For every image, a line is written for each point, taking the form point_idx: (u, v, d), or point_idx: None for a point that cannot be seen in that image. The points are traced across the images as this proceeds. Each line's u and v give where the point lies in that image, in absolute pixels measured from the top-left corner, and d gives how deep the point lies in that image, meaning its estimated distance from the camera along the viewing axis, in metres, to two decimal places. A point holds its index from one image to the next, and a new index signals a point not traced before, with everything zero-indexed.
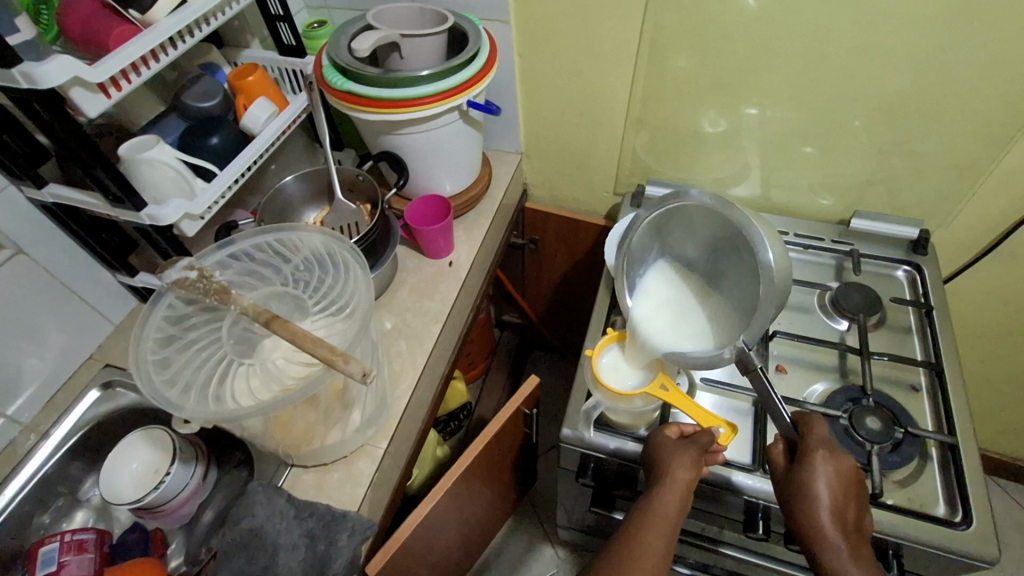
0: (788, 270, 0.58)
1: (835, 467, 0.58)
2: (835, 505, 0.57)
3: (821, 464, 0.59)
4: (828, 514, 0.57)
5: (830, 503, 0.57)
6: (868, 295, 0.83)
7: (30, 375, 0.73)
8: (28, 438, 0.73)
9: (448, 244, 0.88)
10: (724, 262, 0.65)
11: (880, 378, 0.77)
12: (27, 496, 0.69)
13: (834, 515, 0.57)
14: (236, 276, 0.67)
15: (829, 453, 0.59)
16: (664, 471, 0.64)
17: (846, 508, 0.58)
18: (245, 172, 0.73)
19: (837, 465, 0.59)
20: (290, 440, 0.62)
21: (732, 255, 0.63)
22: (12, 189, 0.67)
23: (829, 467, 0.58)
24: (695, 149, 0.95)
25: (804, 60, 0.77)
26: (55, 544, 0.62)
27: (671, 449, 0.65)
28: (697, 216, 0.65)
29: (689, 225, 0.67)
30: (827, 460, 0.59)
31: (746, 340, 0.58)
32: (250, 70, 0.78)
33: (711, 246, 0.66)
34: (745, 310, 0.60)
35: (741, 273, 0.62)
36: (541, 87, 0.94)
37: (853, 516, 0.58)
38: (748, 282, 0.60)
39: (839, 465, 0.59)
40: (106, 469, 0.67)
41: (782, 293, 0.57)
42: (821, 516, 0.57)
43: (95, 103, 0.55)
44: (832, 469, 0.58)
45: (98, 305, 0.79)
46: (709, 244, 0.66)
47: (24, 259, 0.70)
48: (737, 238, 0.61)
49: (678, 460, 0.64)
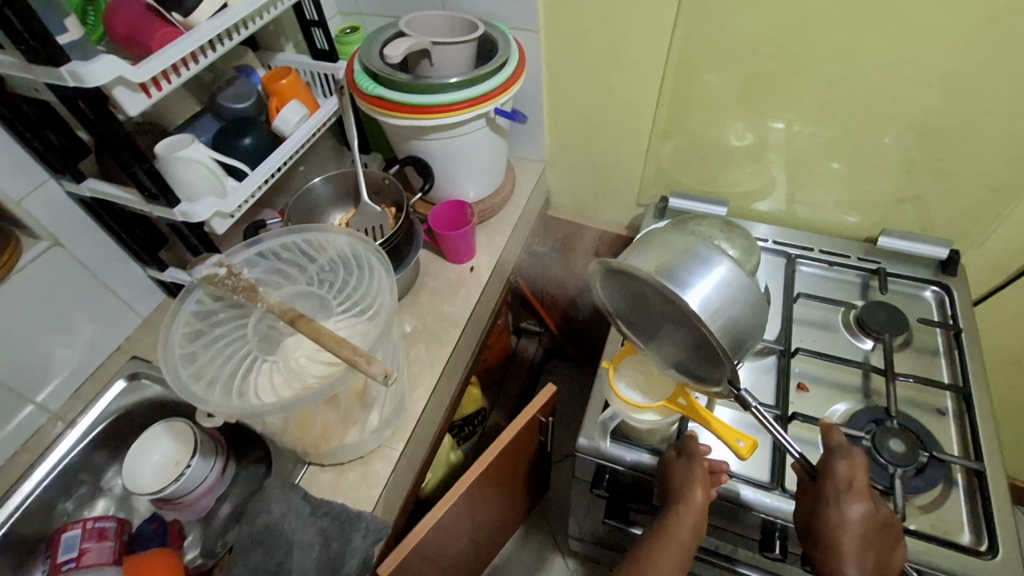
0: (737, 302, 0.57)
1: (854, 511, 0.57)
2: (855, 551, 0.56)
3: (837, 509, 0.58)
4: (848, 562, 0.56)
5: (850, 548, 0.57)
6: (896, 315, 0.81)
7: (60, 364, 0.75)
8: (55, 426, 0.74)
9: (470, 249, 0.88)
10: (662, 313, 0.62)
11: (905, 401, 0.75)
12: (52, 483, 0.71)
13: (853, 560, 0.56)
14: (264, 273, 0.68)
15: (846, 497, 0.58)
16: (676, 493, 0.63)
17: (867, 552, 0.57)
18: (275, 173, 0.74)
19: (856, 509, 0.57)
20: (309, 439, 0.63)
21: (668, 308, 0.60)
22: (51, 182, 0.69)
23: (846, 512, 0.57)
24: (721, 163, 0.95)
25: (834, 76, 0.77)
26: (77, 530, 0.65)
27: (683, 472, 0.64)
28: (627, 278, 0.62)
29: (622, 281, 0.63)
30: (844, 503, 0.58)
31: (732, 382, 0.60)
32: (283, 74, 0.79)
33: (646, 300, 0.62)
34: (707, 351, 0.61)
35: (685, 321, 0.60)
36: (567, 98, 0.95)
37: (874, 559, 0.57)
38: (693, 331, 0.60)
39: (859, 507, 0.57)
40: (129, 459, 0.68)
41: (734, 331, 0.58)
42: (843, 564, 0.57)
43: (136, 102, 0.57)
44: (851, 514, 0.57)
45: (129, 298, 0.81)
46: (644, 300, 0.63)
47: (57, 252, 0.71)
48: (665, 298, 0.59)
49: (686, 481, 0.63)
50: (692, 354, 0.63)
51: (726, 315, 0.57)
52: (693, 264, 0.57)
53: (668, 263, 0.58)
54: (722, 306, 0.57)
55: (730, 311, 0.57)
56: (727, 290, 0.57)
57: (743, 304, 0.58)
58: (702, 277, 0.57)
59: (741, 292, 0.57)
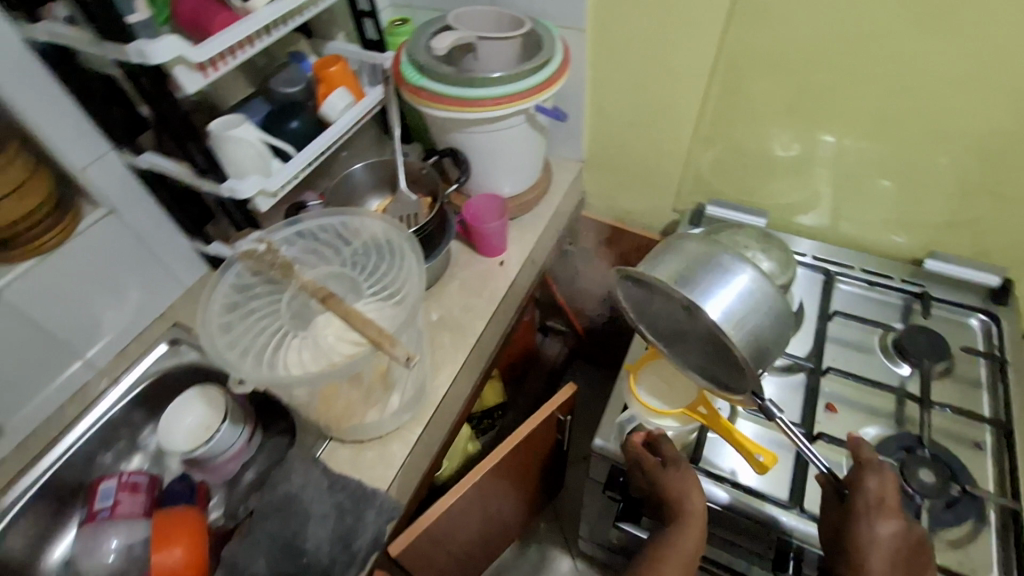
0: (760, 310, 0.56)
1: (884, 528, 0.56)
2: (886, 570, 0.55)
3: (868, 525, 0.56)
4: None
5: (879, 567, 0.55)
6: (937, 341, 0.78)
7: (109, 325, 0.79)
8: (100, 382, 0.79)
9: (501, 243, 0.89)
10: (683, 322, 0.63)
11: (940, 431, 0.72)
12: (94, 436, 0.76)
13: None
14: (300, 251, 0.70)
15: (877, 515, 0.56)
16: (677, 501, 0.64)
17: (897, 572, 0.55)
18: (318, 157, 0.77)
19: (887, 526, 0.56)
20: (331, 415, 0.66)
21: (689, 317, 0.61)
22: (113, 154, 0.73)
23: (876, 529, 0.56)
24: (764, 172, 0.93)
25: (889, 89, 0.75)
26: (113, 481, 0.71)
27: (677, 482, 0.64)
28: (646, 286, 0.63)
29: (642, 289, 0.64)
30: (875, 520, 0.56)
31: (758, 393, 0.59)
32: (333, 61, 0.81)
33: (666, 308, 0.63)
34: (732, 360, 0.60)
35: (707, 331, 0.60)
36: (609, 100, 0.94)
37: None
38: (717, 339, 0.60)
39: (889, 525, 0.56)
40: (165, 420, 0.72)
41: (759, 340, 0.57)
42: None
43: (194, 81, 0.60)
44: (881, 530, 0.56)
45: (176, 268, 0.86)
46: (665, 308, 0.63)
47: (111, 220, 0.76)
48: (686, 308, 0.59)
49: (685, 486, 0.64)
50: (715, 361, 0.63)
51: (749, 325, 0.56)
52: (712, 272, 0.57)
53: (687, 274, 0.58)
54: (745, 314, 0.56)
55: (753, 320, 0.56)
56: (750, 297, 0.56)
57: (767, 312, 0.57)
58: (721, 285, 0.57)
59: (762, 301, 0.57)
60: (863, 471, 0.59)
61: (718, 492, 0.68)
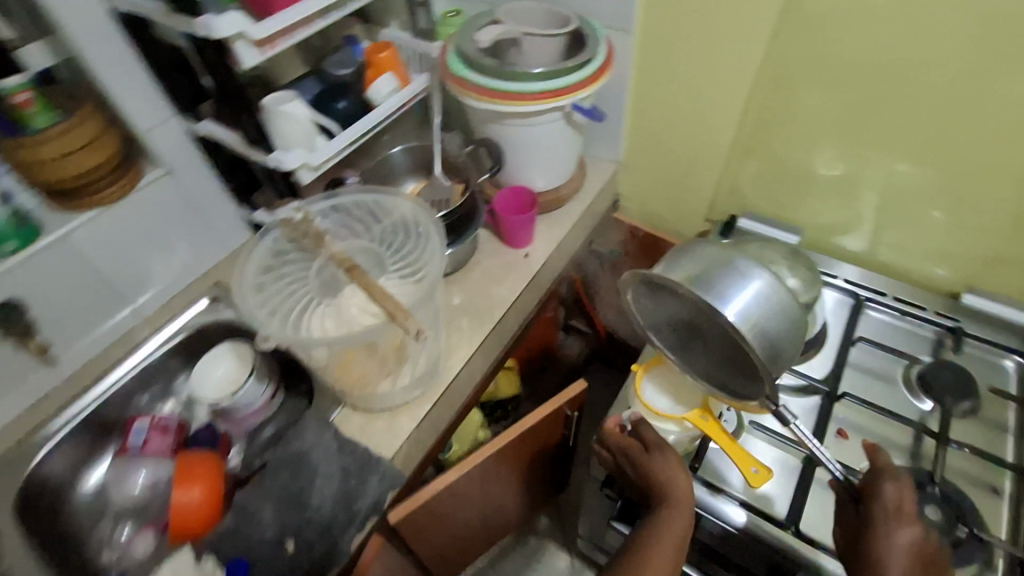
0: (776, 314, 0.57)
1: (902, 536, 0.56)
2: None
3: (886, 532, 0.56)
4: None
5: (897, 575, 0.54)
6: (965, 378, 0.75)
7: (157, 277, 0.85)
8: (144, 329, 0.85)
9: (528, 236, 0.91)
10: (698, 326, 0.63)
11: (956, 471, 0.70)
12: (134, 378, 0.82)
13: None
14: (334, 224, 0.74)
15: (894, 522, 0.56)
16: (659, 483, 0.65)
17: None
18: (360, 137, 0.80)
19: (905, 533, 0.56)
20: (347, 381, 0.69)
21: (705, 321, 0.61)
22: (175, 120, 0.78)
23: (894, 535, 0.55)
24: (803, 189, 0.92)
25: (941, 112, 0.73)
26: (145, 421, 0.78)
27: (660, 466, 0.65)
28: (662, 289, 0.63)
29: (657, 291, 0.64)
30: (893, 527, 0.56)
31: (773, 398, 0.59)
32: (384, 46, 0.84)
33: (681, 310, 0.63)
34: (749, 363, 0.61)
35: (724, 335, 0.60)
36: (651, 104, 0.94)
37: None
38: (733, 343, 0.60)
39: (907, 532, 0.56)
40: (198, 369, 0.78)
41: (776, 344, 0.58)
42: None
43: (252, 56, 0.64)
44: (898, 537, 0.55)
45: (222, 230, 0.91)
46: (680, 311, 0.64)
47: (167, 181, 0.81)
48: (703, 311, 0.60)
49: (665, 467, 0.65)
50: (728, 365, 0.64)
51: (767, 329, 0.57)
52: (729, 276, 0.58)
53: (705, 276, 0.58)
54: (762, 318, 0.57)
55: (770, 324, 0.57)
56: (767, 301, 0.57)
57: (783, 315, 0.57)
58: (738, 289, 0.57)
59: (778, 307, 0.57)
60: (881, 478, 0.59)
61: (738, 515, 0.67)
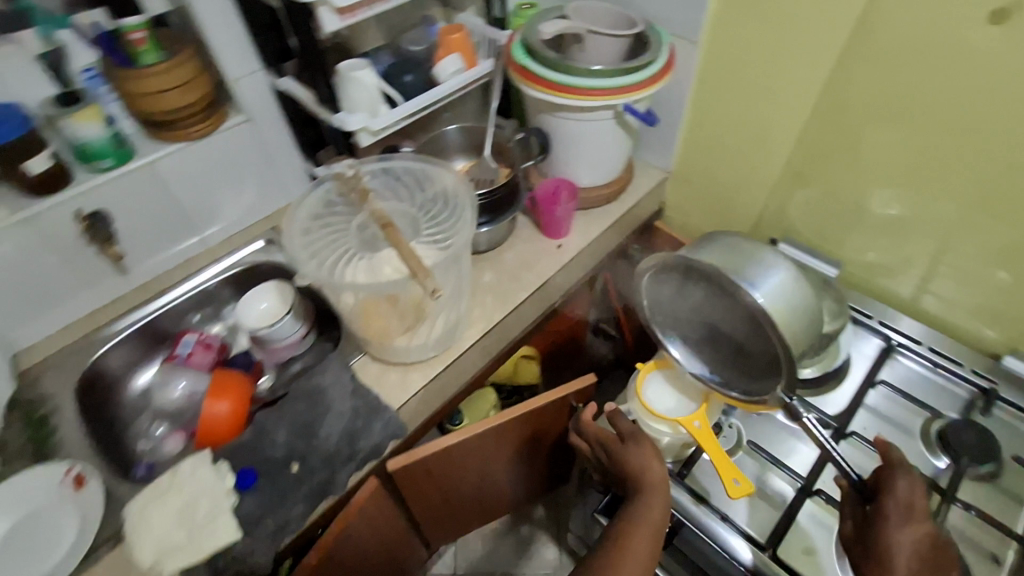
0: (797, 303, 0.62)
1: (912, 533, 0.55)
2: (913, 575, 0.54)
3: (895, 528, 0.56)
4: None
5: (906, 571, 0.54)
6: (987, 440, 0.71)
7: (225, 213, 0.95)
8: (207, 257, 0.95)
9: (565, 227, 0.94)
10: (717, 315, 0.67)
11: (957, 531, 0.67)
12: (191, 298, 0.91)
13: None
14: (381, 185, 0.80)
15: (905, 519, 0.56)
16: (637, 472, 0.66)
17: None
18: (420, 110, 0.85)
19: (916, 529, 0.55)
20: (370, 330, 0.75)
21: (727, 309, 0.65)
22: (262, 74, 0.86)
23: (901, 531, 0.55)
24: (853, 223, 0.90)
25: (1006, 163, 0.70)
26: (192, 336, 0.88)
27: (636, 456, 0.67)
28: (685, 277, 0.67)
29: (681, 280, 0.68)
30: (903, 524, 0.56)
31: (786, 391, 0.61)
32: (455, 28, 0.89)
33: (703, 299, 0.67)
34: (766, 353, 0.64)
35: (744, 323, 0.64)
36: (708, 117, 0.95)
37: None
38: (752, 331, 0.64)
39: (917, 529, 0.55)
40: (244, 299, 0.86)
41: (796, 332, 0.62)
42: None
43: (333, 21, 0.71)
44: (907, 534, 0.55)
45: (286, 180, 0.99)
46: (700, 300, 0.68)
47: (246, 127, 0.89)
48: (728, 297, 0.64)
49: (642, 457, 0.67)
50: (743, 358, 0.67)
51: (788, 316, 0.61)
52: (758, 264, 0.64)
53: (734, 263, 0.63)
54: (787, 304, 0.62)
55: (791, 312, 0.62)
56: (790, 288, 0.63)
57: (803, 305, 0.63)
58: (765, 275, 0.62)
59: (798, 298, 0.63)
60: (893, 475, 0.58)
61: (743, 550, 0.66)
